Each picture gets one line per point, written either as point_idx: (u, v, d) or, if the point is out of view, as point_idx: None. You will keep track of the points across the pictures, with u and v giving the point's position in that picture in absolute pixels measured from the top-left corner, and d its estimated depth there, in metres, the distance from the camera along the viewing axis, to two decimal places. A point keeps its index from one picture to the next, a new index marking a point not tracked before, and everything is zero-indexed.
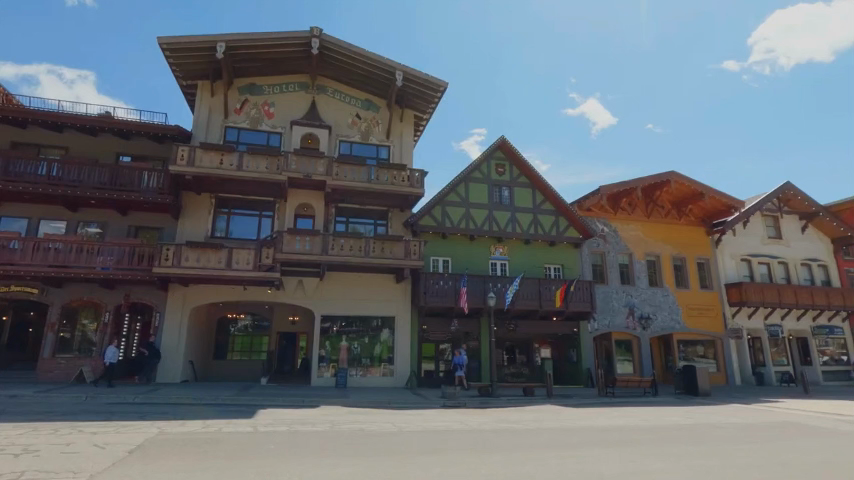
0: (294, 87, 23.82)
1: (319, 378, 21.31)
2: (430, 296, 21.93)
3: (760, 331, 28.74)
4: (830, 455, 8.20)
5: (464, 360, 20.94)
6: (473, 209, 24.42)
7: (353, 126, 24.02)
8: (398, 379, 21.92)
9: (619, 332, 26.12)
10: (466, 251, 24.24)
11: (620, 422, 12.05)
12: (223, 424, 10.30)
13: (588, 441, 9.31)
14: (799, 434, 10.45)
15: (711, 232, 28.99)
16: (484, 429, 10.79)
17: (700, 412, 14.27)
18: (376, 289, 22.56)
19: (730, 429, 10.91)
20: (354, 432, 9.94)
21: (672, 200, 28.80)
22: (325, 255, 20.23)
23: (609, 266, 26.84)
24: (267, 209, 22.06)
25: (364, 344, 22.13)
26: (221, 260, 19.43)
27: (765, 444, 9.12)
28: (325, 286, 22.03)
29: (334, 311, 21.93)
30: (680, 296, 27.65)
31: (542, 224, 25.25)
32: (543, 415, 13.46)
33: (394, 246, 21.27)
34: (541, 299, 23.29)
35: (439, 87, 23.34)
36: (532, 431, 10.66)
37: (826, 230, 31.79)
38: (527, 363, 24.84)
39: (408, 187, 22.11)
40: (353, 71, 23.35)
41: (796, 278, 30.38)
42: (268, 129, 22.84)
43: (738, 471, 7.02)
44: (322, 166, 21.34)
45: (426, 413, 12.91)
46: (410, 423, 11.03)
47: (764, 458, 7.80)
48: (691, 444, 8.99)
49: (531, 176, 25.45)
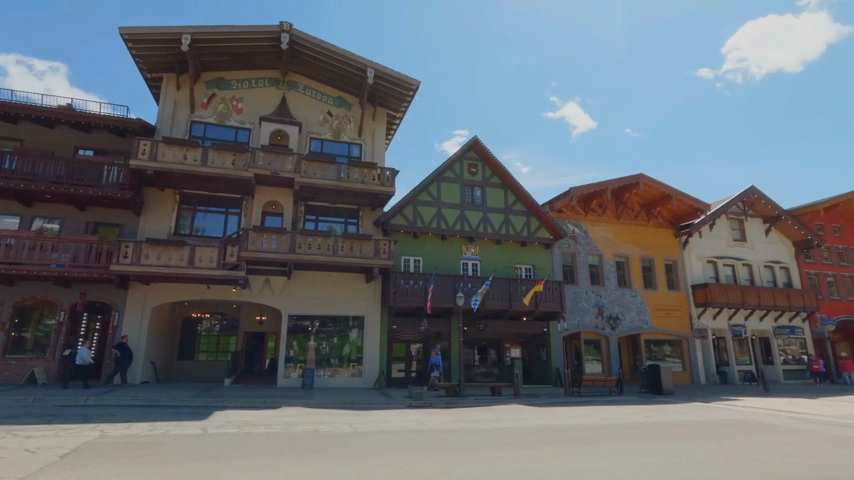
0: (264, 82, 23.39)
1: (286, 379, 20.97)
2: (400, 296, 21.77)
3: (724, 331, 29.45)
4: (773, 452, 8.40)
5: (439, 360, 21.02)
6: (445, 208, 24.41)
7: (324, 123, 23.70)
8: (367, 380, 21.70)
9: (588, 332, 26.42)
10: (436, 251, 24.15)
11: (579, 421, 12.12)
12: (171, 427, 9.96)
13: (542, 440, 9.30)
14: (750, 431, 10.66)
15: (679, 234, 29.59)
16: (441, 429, 10.70)
17: (660, 411, 14.46)
18: (345, 288, 22.28)
19: (685, 428, 11.03)
20: (307, 433, 9.72)
21: (641, 202, 29.31)
22: (292, 254, 19.89)
23: (579, 267, 27.16)
24: (234, 206, 21.61)
25: (333, 344, 21.86)
26: (183, 258, 18.91)
27: (716, 442, 9.22)
28: (293, 285, 21.68)
29: (302, 311, 21.60)
30: (648, 296, 28.17)
31: (513, 225, 25.36)
32: (505, 415, 13.45)
33: (363, 245, 21.04)
34: (511, 299, 23.36)
35: (411, 86, 23.23)
36: (489, 430, 10.61)
37: (788, 233, 32.82)
38: (497, 362, 24.84)
39: (379, 185, 21.93)
40: (325, 67, 23.04)
41: (759, 279, 31.27)
42: (236, 124, 22.35)
43: (681, 469, 7.09)
44: (291, 164, 20.97)
45: (387, 413, 12.75)
46: (367, 424, 10.86)
47: (709, 456, 7.92)
48: (641, 443, 9.08)
49: (503, 177, 25.56)
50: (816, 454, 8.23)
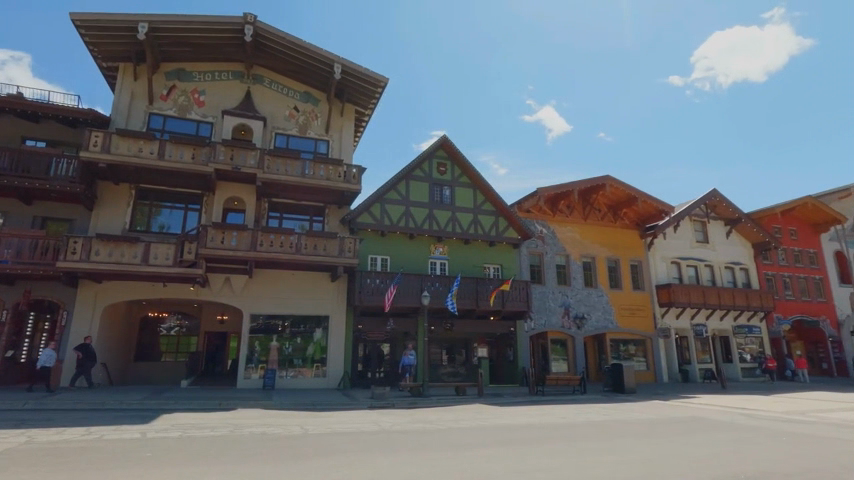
0: (227, 75, 22.72)
1: (247, 380, 20.41)
2: (365, 295, 21.47)
3: (687, 331, 30.17)
4: (717, 448, 8.50)
5: (411, 361, 21.16)
6: (413, 207, 24.25)
7: (290, 118, 23.21)
8: (331, 380, 21.32)
9: (554, 332, 26.67)
10: (404, 250, 23.94)
11: (536, 420, 12.07)
12: (108, 431, 9.45)
13: (494, 440, 9.17)
14: (699, 428, 10.82)
15: (644, 236, 30.18)
16: (396, 429, 10.48)
17: (618, 409, 14.58)
18: (310, 288, 21.84)
19: (639, 426, 11.08)
20: (253, 436, 9.35)
21: (607, 204, 29.82)
22: (253, 251, 19.34)
23: (546, 267, 27.38)
24: (194, 202, 20.95)
25: (296, 344, 21.39)
26: (136, 255, 18.17)
27: (664, 439, 9.28)
28: (254, 285, 21.13)
29: (265, 310, 21.09)
30: (613, 296, 28.62)
31: (482, 224, 25.36)
32: (465, 415, 13.34)
33: (328, 243, 20.64)
34: (478, 298, 23.34)
35: (379, 83, 22.93)
36: (444, 430, 10.44)
37: (748, 235, 33.88)
38: (464, 362, 24.76)
39: (345, 183, 21.59)
40: (291, 61, 22.56)
41: (720, 280, 32.18)
42: (197, 117, 21.65)
43: (624, 466, 7.07)
44: (253, 159, 20.40)
45: (344, 414, 12.47)
46: (320, 426, 10.54)
47: (653, 453, 7.95)
48: (591, 441, 9.05)
49: (472, 176, 25.55)
50: (757, 450, 8.37)
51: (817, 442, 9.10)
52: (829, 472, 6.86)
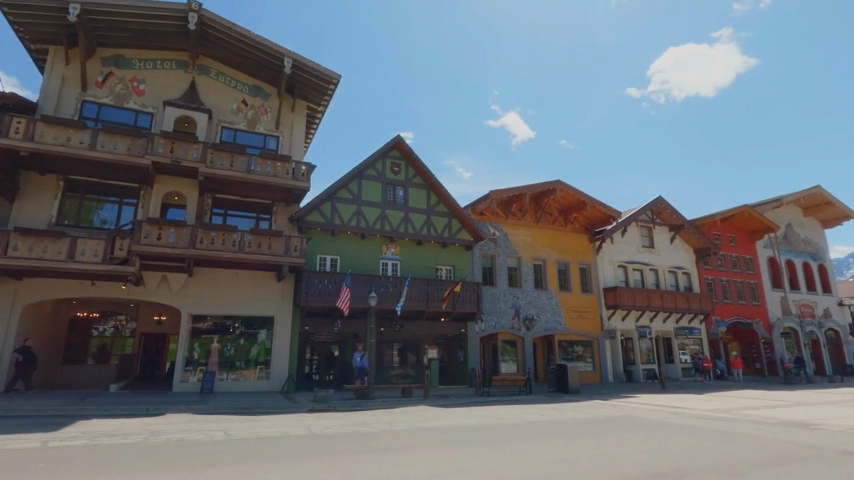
0: (171, 64, 21.72)
1: (183, 383, 19.52)
2: (312, 295, 20.91)
3: (631, 332, 31.24)
4: (637, 446, 8.69)
5: (363, 362, 20.80)
6: (364, 207, 23.98)
7: (238, 112, 22.43)
8: (274, 383, 20.66)
9: (505, 333, 26.99)
10: (354, 250, 23.57)
11: (472, 421, 12.04)
12: (5, 441, 8.69)
13: (422, 442, 9.06)
14: (628, 427, 11.09)
15: (593, 240, 31.08)
16: (326, 433, 10.15)
17: (557, 409, 14.79)
18: (254, 287, 21.12)
19: (569, 426, 11.21)
20: (168, 443, 8.83)
21: (558, 208, 30.51)
22: (192, 249, 18.50)
23: (498, 269, 27.74)
24: (130, 196, 19.92)
25: (239, 346, 20.66)
26: (61, 251, 17.02)
27: (589, 439, 9.42)
28: (193, 284, 20.24)
29: (206, 311, 20.27)
30: (562, 298, 29.29)
31: (435, 225, 25.34)
32: (403, 417, 13.16)
33: (272, 242, 19.98)
34: (429, 300, 23.25)
35: (332, 80, 22.45)
36: (375, 433, 10.21)
37: (691, 241, 35.45)
38: (415, 364, 24.56)
39: (292, 180, 20.98)
40: (239, 53, 21.81)
41: (664, 283, 33.52)
42: (136, 107, 20.56)
43: (539, 466, 7.10)
44: (195, 152, 19.55)
45: (275, 418, 12.02)
46: (245, 430, 10.10)
47: (575, 453, 8.04)
48: (518, 442, 9.05)
49: (425, 177, 25.50)
50: (675, 447, 8.60)
51: (731, 439, 9.43)
52: (733, 467, 7.09)
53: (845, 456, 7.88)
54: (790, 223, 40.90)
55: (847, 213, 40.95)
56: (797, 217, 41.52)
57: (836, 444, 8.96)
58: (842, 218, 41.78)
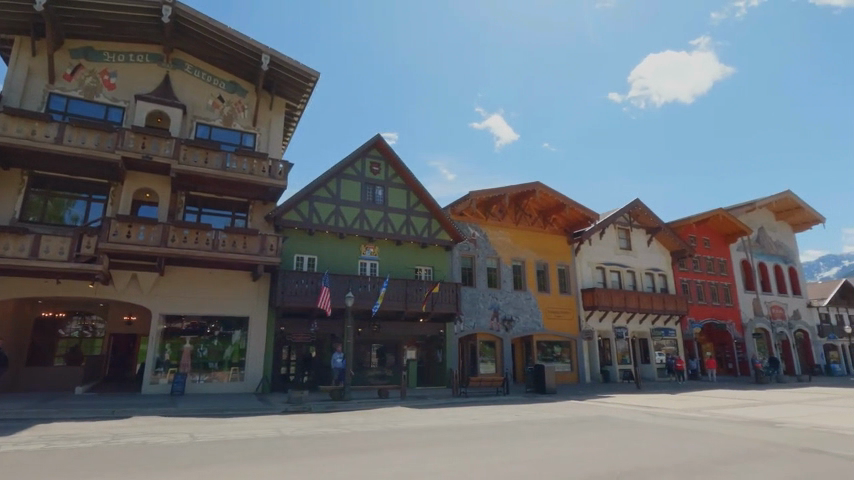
0: (144, 58, 21.18)
1: (153, 385, 19.00)
2: (288, 295, 20.58)
3: (608, 333, 31.62)
4: (606, 446, 8.73)
5: (339, 362, 20.62)
6: (343, 206, 23.74)
7: (214, 108, 21.98)
8: (248, 385, 20.27)
9: (484, 333, 27.02)
10: (332, 250, 23.33)
11: (446, 422, 11.96)
12: None
13: (393, 443, 8.95)
14: (600, 427, 11.15)
15: (572, 241, 31.38)
16: (296, 435, 9.95)
17: (531, 410, 14.79)
18: (228, 287, 20.72)
19: (542, 426, 11.20)
20: (129, 447, 8.53)
21: (537, 210, 30.73)
22: (163, 247, 18.05)
23: (477, 269, 27.79)
24: (99, 192, 19.38)
25: (212, 346, 20.23)
26: (23, 248, 16.42)
27: (561, 439, 9.43)
28: (164, 283, 19.76)
29: (177, 310, 19.81)
30: (541, 299, 29.49)
31: (414, 226, 25.24)
32: (377, 418, 13.00)
33: (248, 240, 19.61)
34: (407, 300, 23.12)
35: (311, 77, 22.15)
36: (346, 435, 10.04)
37: (667, 243, 36.07)
38: (393, 364, 24.40)
39: (269, 178, 20.61)
40: (215, 48, 21.38)
41: (641, 284, 34.02)
42: (106, 101, 19.98)
43: (507, 466, 7.06)
44: (168, 148, 19.09)
45: (245, 420, 11.74)
46: (212, 433, 9.83)
47: (544, 453, 8.03)
48: (489, 443, 9.00)
49: (405, 177, 25.39)
50: (644, 446, 8.66)
51: (698, 438, 9.53)
52: (698, 466, 7.17)
53: (806, 454, 8.02)
54: (762, 227, 41.97)
55: (816, 217, 42.25)
56: (768, 220, 42.65)
57: (798, 442, 9.14)
58: (812, 222, 43.09)
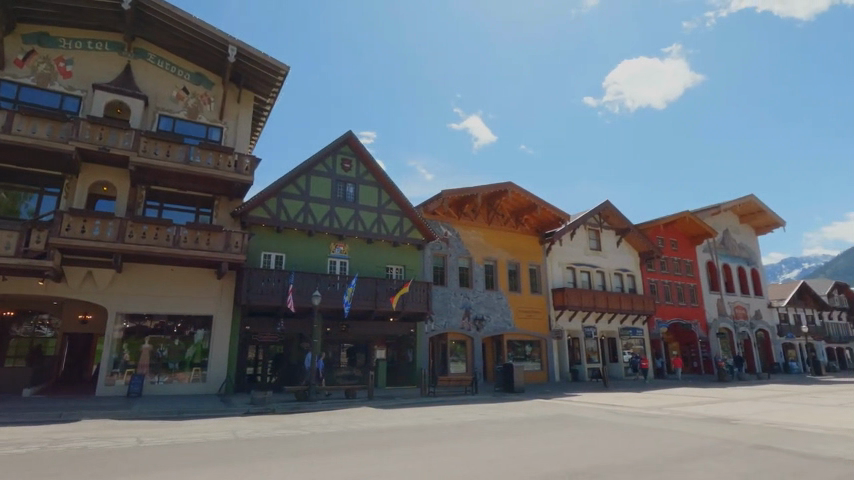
0: (103, 45, 20.30)
1: (108, 387, 18.21)
2: (253, 294, 20.04)
3: (578, 332, 32.02)
4: (563, 444, 8.75)
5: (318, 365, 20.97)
6: (313, 203, 23.31)
7: (178, 100, 21.25)
8: (210, 386, 19.65)
9: (455, 333, 26.99)
10: (301, 247, 22.88)
11: (409, 422, 11.81)
12: None
13: (350, 445, 8.75)
14: (561, 426, 11.18)
15: (543, 241, 31.68)
16: (251, 437, 9.64)
17: (497, 409, 14.76)
18: (191, 285, 20.07)
19: (505, 425, 11.11)
20: (67, 452, 8.05)
21: (510, 209, 30.88)
22: (120, 243, 17.37)
23: (449, 269, 27.74)
24: (52, 185, 18.60)
25: (173, 346, 19.58)
26: None
27: (520, 438, 9.40)
28: (122, 280, 19.01)
29: (136, 309, 19.08)
30: (512, 298, 29.64)
31: (385, 224, 24.98)
32: (339, 419, 12.75)
33: (212, 237, 18.98)
34: (377, 299, 22.86)
35: (280, 71, 21.62)
36: (303, 437, 9.72)
37: (636, 245, 36.79)
38: (363, 364, 24.12)
39: (235, 173, 20.00)
40: (180, 38, 20.67)
41: (610, 285, 34.59)
42: (62, 89, 19.08)
43: (460, 467, 6.97)
44: (127, 140, 18.36)
45: (199, 423, 11.30)
46: (161, 437, 9.38)
47: (501, 453, 7.96)
48: (448, 443, 8.91)
49: (377, 175, 25.11)
50: (600, 445, 8.69)
51: (656, 436, 9.61)
52: (650, 463, 7.23)
53: (757, 450, 8.15)
54: (727, 229, 43.28)
55: (776, 221, 43.87)
56: (732, 223, 44.02)
57: (749, 438, 9.35)
58: (773, 225, 44.72)
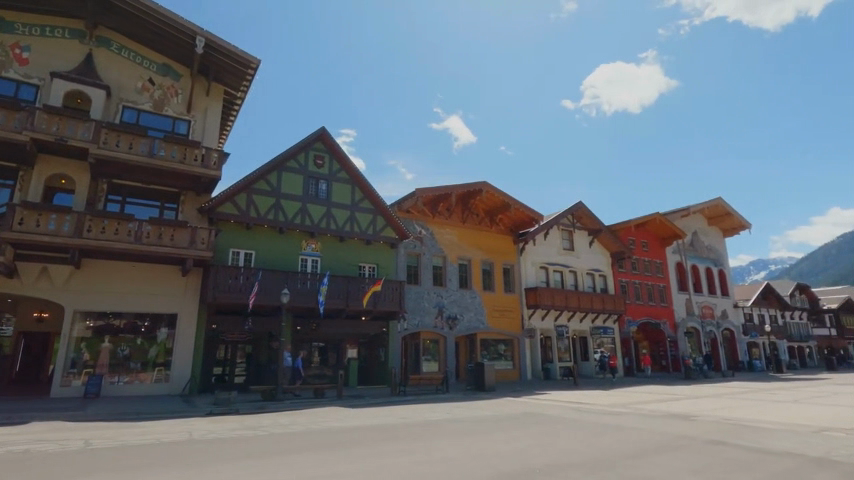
0: (63, 32, 19.49)
1: (64, 388, 17.49)
2: (219, 292, 19.51)
3: (550, 331, 32.35)
4: (524, 443, 8.74)
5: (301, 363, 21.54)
6: (284, 200, 22.89)
7: (144, 92, 20.57)
8: (174, 386, 19.09)
9: (428, 332, 26.93)
10: (271, 245, 22.45)
11: (374, 421, 11.67)
12: None
13: (308, 445, 8.57)
14: (526, 424, 11.20)
15: (517, 241, 31.91)
16: (207, 438, 9.36)
17: (465, 407, 14.75)
18: (154, 282, 19.47)
19: (470, 424, 11.05)
20: (5, 456, 7.64)
21: (484, 209, 30.99)
22: (77, 238, 16.68)
23: (423, 268, 27.65)
24: (7, 177, 17.86)
25: (135, 346, 18.94)
26: None
27: (483, 437, 9.37)
28: (80, 277, 18.30)
29: (95, 307, 18.39)
30: (485, 298, 29.75)
31: (358, 222, 24.72)
32: (304, 418, 12.53)
33: (176, 233, 18.41)
34: (349, 298, 22.59)
35: (251, 64, 21.13)
36: (261, 438, 9.49)
37: (608, 245, 37.42)
38: (334, 364, 23.85)
39: (202, 167, 19.44)
40: (146, 27, 20.02)
41: (583, 284, 35.09)
42: (17, 77, 18.27)
43: (416, 467, 6.87)
44: (86, 131, 17.67)
45: (155, 424, 10.92)
46: (111, 439, 9.03)
47: (460, 451, 7.91)
48: (408, 442, 8.82)
49: (350, 172, 24.83)
50: (559, 442, 8.72)
51: (617, 433, 9.71)
52: (606, 461, 7.26)
53: (711, 446, 8.30)
54: (696, 231, 44.42)
55: (743, 224, 45.28)
56: (701, 225, 45.19)
57: (705, 434, 9.53)
58: (739, 228, 46.14)
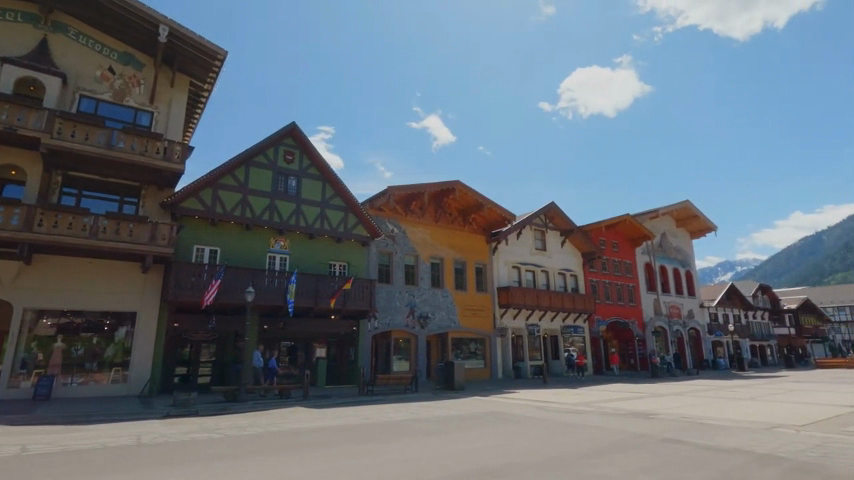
0: (15, 15, 18.51)
1: (11, 390, 16.62)
2: (180, 289, 18.84)
3: (521, 331, 32.57)
4: (483, 443, 8.65)
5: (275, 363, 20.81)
6: (251, 196, 22.32)
7: (103, 81, 19.74)
8: (132, 387, 18.37)
9: (399, 331, 26.73)
10: (237, 242, 21.89)
11: (336, 422, 11.43)
12: None
13: (262, 448, 8.29)
14: (489, 423, 11.15)
15: (490, 240, 32.04)
16: (157, 441, 8.97)
17: (431, 407, 14.63)
18: (112, 279, 18.73)
19: (433, 424, 10.91)
20: None
21: (457, 208, 30.98)
22: (26, 231, 15.88)
23: (394, 267, 27.43)
24: None
25: (90, 346, 18.15)
26: None
27: (444, 437, 9.25)
28: (31, 274, 17.44)
29: (47, 305, 17.55)
30: (457, 297, 29.74)
31: (329, 219, 24.33)
32: (265, 420, 12.19)
33: (135, 228, 17.72)
34: (317, 297, 22.19)
35: (217, 55, 20.52)
36: (215, 440, 9.15)
37: (579, 245, 37.96)
38: (301, 363, 23.43)
39: (163, 160, 18.76)
40: (105, 13, 19.21)
41: (554, 284, 35.48)
42: None
43: (369, 469, 6.71)
44: (38, 120, 16.85)
45: (103, 428, 10.40)
46: (50, 444, 8.55)
47: (417, 452, 7.77)
48: (367, 443, 8.63)
49: (321, 168, 24.41)
50: (519, 442, 8.66)
51: (577, 432, 9.72)
52: (562, 460, 7.23)
53: (667, 444, 8.38)
54: (664, 232, 45.48)
55: (709, 226, 46.60)
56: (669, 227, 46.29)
57: (663, 432, 9.66)
58: (705, 230, 47.45)
